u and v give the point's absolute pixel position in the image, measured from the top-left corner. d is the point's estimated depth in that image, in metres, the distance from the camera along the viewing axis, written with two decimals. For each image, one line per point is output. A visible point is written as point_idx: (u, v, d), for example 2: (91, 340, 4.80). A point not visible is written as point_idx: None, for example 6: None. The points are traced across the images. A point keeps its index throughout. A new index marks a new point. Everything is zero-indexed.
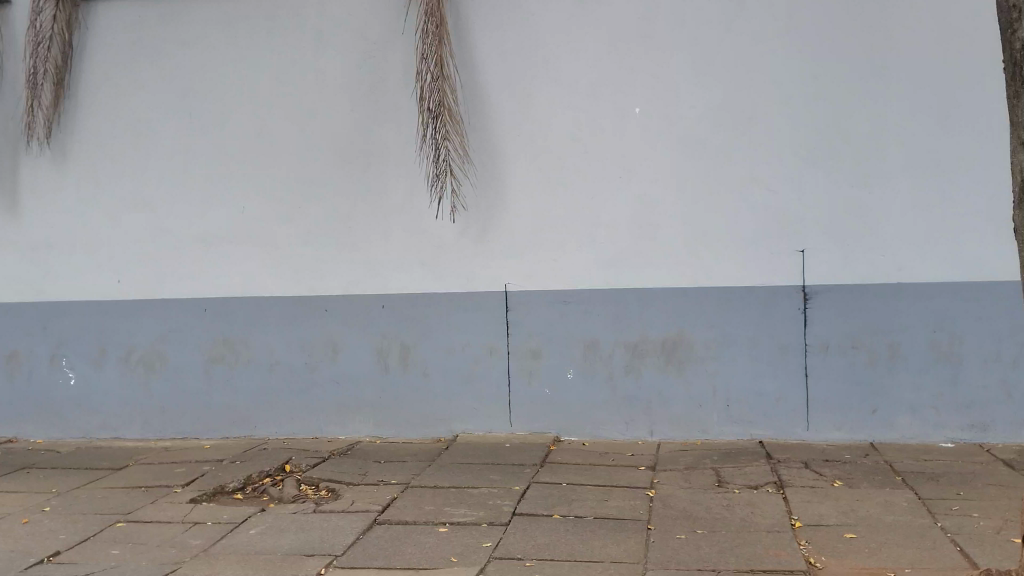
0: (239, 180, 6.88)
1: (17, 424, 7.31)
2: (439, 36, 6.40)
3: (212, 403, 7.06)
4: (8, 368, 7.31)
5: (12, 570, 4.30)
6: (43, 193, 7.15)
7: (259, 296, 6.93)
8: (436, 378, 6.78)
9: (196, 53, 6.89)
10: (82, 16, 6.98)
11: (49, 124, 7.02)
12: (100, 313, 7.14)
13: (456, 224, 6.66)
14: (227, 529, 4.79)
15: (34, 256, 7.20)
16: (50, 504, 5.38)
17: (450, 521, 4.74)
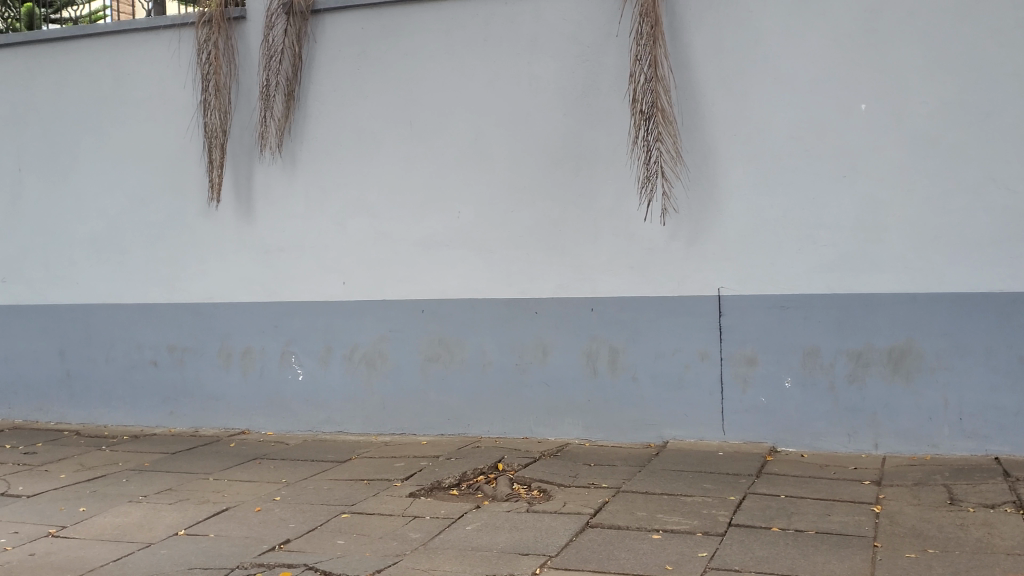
0: (455, 185, 7.06)
1: (250, 416, 7.75)
2: (653, 36, 6.42)
3: (428, 401, 7.26)
4: (242, 364, 7.74)
5: (248, 556, 4.55)
6: (274, 199, 7.56)
7: (473, 298, 7.08)
8: (648, 382, 6.72)
9: (416, 62, 7.10)
10: (311, 30, 7.34)
11: (280, 133, 7.44)
12: (325, 312, 7.48)
13: (666, 227, 6.58)
14: (444, 524, 4.90)
15: (266, 258, 7.62)
16: (280, 494, 5.67)
17: (665, 528, 4.67)
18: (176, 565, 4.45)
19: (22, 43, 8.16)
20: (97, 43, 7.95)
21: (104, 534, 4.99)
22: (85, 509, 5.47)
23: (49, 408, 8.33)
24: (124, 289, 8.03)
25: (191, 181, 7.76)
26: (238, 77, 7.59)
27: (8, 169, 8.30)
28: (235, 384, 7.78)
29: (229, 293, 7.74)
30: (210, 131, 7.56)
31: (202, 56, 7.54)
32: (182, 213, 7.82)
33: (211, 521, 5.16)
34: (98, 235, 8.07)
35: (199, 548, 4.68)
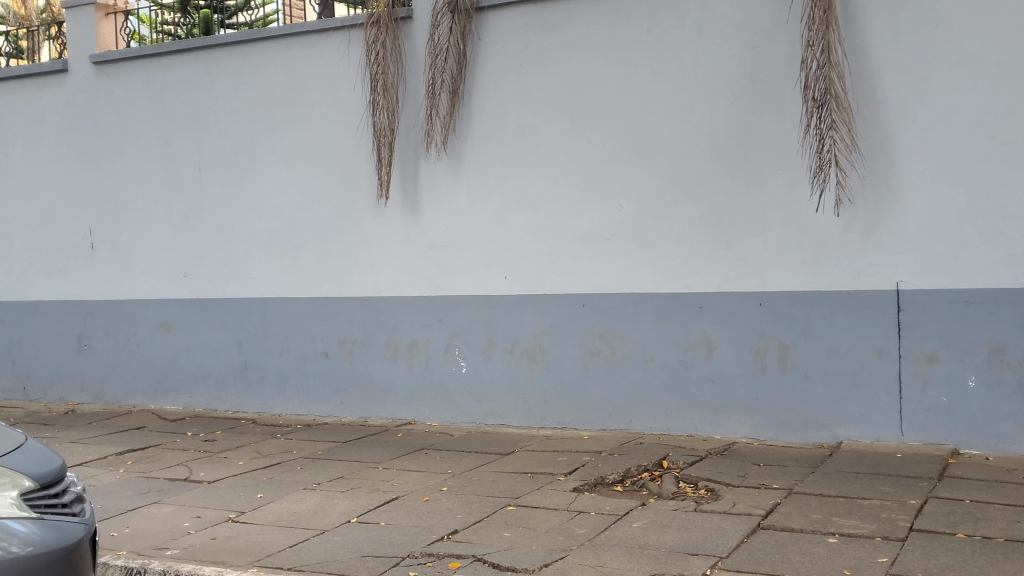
0: (618, 178, 7.00)
1: (415, 409, 7.89)
2: (826, 21, 6.22)
3: (590, 396, 7.23)
4: (408, 356, 7.89)
5: (418, 545, 4.62)
6: (440, 194, 7.68)
7: (636, 292, 7.01)
8: (819, 380, 6.51)
9: (579, 56, 7.08)
10: (475, 27, 7.42)
11: (446, 130, 7.54)
12: (488, 306, 7.54)
13: (840, 218, 6.35)
14: (611, 521, 4.87)
15: (432, 253, 7.74)
16: (447, 485, 5.75)
17: (841, 532, 4.51)
18: (349, 552, 4.56)
19: (203, 48, 8.55)
20: (271, 46, 8.25)
21: (281, 520, 5.17)
22: (262, 496, 5.68)
23: (227, 397, 8.69)
24: (297, 284, 8.32)
25: (360, 178, 7.97)
26: (405, 75, 7.74)
27: (189, 169, 8.70)
28: (401, 377, 7.94)
29: (396, 288, 7.91)
30: (378, 129, 7.74)
31: (370, 56, 7.72)
32: (351, 209, 8.03)
33: (381, 510, 5.27)
34: (272, 232, 8.38)
35: (371, 536, 4.79)
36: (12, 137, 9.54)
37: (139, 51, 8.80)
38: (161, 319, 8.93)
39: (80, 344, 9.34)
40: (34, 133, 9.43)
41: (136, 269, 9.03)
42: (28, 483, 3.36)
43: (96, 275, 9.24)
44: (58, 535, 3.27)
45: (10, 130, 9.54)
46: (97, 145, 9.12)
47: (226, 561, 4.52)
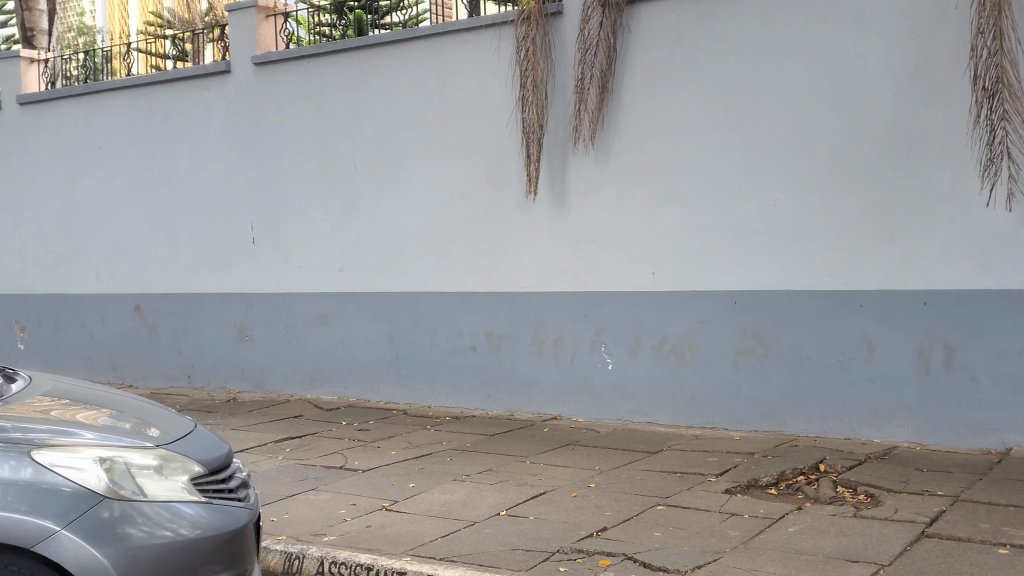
0: (772, 172, 6.83)
1: (562, 404, 7.89)
2: (997, 6, 5.93)
3: (741, 395, 7.08)
4: (555, 352, 7.90)
5: (568, 541, 4.62)
6: (588, 189, 7.65)
7: (791, 290, 6.83)
8: (987, 384, 6.20)
9: (733, 48, 6.95)
10: (626, 21, 7.35)
11: (594, 125, 7.51)
12: (636, 302, 7.47)
13: (1012, 212, 6.05)
14: (765, 524, 4.75)
15: (580, 249, 7.72)
16: (595, 481, 5.73)
17: (1013, 543, 4.28)
18: (499, 545, 4.59)
19: (358, 47, 8.76)
20: (423, 45, 8.39)
21: (432, 510, 5.25)
22: (414, 486, 5.79)
23: (378, 388, 8.88)
24: (446, 279, 8.43)
25: (509, 174, 8.02)
26: (554, 71, 7.74)
27: (344, 166, 8.93)
28: (547, 372, 7.95)
29: (544, 283, 7.92)
30: (527, 126, 7.76)
31: (520, 52, 7.74)
32: (500, 205, 8.08)
33: (530, 504, 5.30)
34: (422, 227, 8.52)
35: (521, 530, 4.81)
36: (178, 136, 10.00)
37: (297, 52, 9.09)
38: (317, 312, 9.19)
39: (241, 334, 9.72)
40: (199, 132, 9.85)
41: (293, 263, 9.33)
42: (198, 468, 3.50)
43: (256, 269, 9.59)
44: (226, 519, 3.40)
45: (177, 130, 10.00)
46: (258, 144, 9.46)
47: (380, 549, 4.61)
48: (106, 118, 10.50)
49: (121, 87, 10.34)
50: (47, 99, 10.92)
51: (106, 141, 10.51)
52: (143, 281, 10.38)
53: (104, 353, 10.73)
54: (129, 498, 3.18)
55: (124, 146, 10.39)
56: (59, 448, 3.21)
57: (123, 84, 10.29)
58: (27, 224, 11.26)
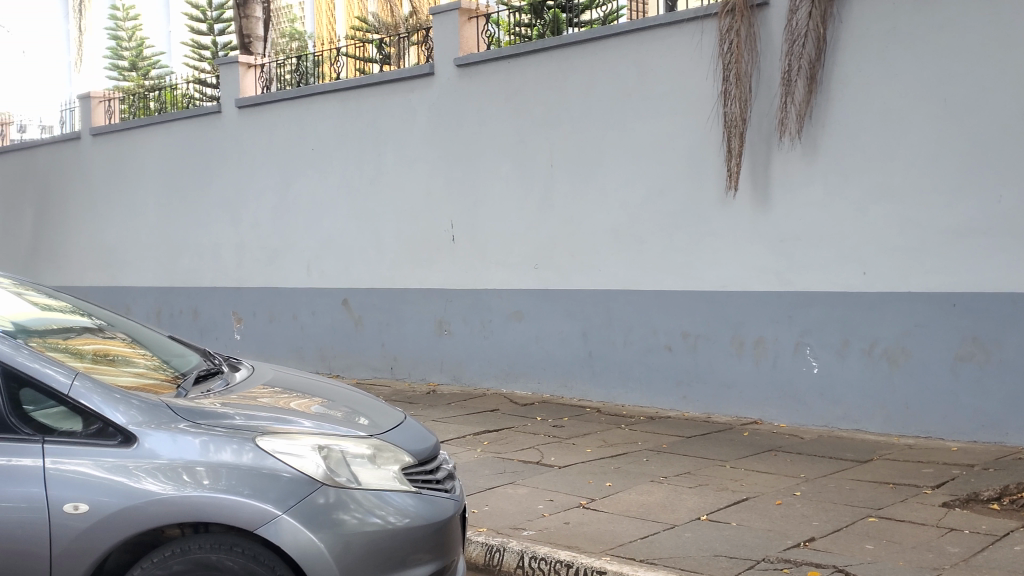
0: (996, 167, 6.43)
1: (763, 408, 7.67)
2: None
3: (958, 403, 6.70)
4: (756, 353, 7.69)
5: (773, 549, 4.47)
6: (794, 185, 7.41)
7: (1016, 293, 6.40)
8: None
9: (954, 35, 6.59)
10: (837, 11, 7.09)
11: (801, 119, 7.26)
12: (844, 303, 7.19)
13: None
14: (989, 542, 4.46)
15: (783, 248, 7.49)
16: (800, 489, 5.53)
17: None
18: (702, 550, 4.49)
19: (558, 46, 8.79)
20: (623, 41, 8.34)
21: (631, 510, 5.20)
22: (612, 485, 5.75)
23: (572, 385, 8.88)
24: (643, 277, 8.34)
25: (710, 170, 7.85)
26: (759, 64, 7.54)
27: (542, 164, 8.98)
28: (748, 373, 7.75)
29: (744, 283, 7.73)
30: (730, 120, 7.55)
31: (724, 45, 7.57)
32: (700, 202, 7.93)
33: (732, 509, 5.16)
34: (619, 225, 8.46)
35: (724, 536, 4.70)
36: (384, 136, 10.32)
37: (498, 53, 9.21)
38: (513, 308, 9.28)
39: (439, 329, 9.93)
40: (403, 131, 10.13)
41: (491, 260, 9.46)
42: (408, 459, 3.58)
43: (455, 265, 9.78)
44: (434, 509, 3.46)
45: (382, 130, 10.32)
46: (459, 142, 9.64)
47: (580, 547, 4.60)
48: (316, 120, 10.96)
49: (331, 90, 10.77)
50: (264, 103, 11.51)
51: (316, 142, 10.97)
52: (350, 276, 10.78)
53: (312, 343, 11.21)
54: (343, 485, 3.28)
55: (333, 146, 10.82)
56: (279, 435, 3.34)
57: (333, 87, 10.72)
58: (244, 220, 11.90)
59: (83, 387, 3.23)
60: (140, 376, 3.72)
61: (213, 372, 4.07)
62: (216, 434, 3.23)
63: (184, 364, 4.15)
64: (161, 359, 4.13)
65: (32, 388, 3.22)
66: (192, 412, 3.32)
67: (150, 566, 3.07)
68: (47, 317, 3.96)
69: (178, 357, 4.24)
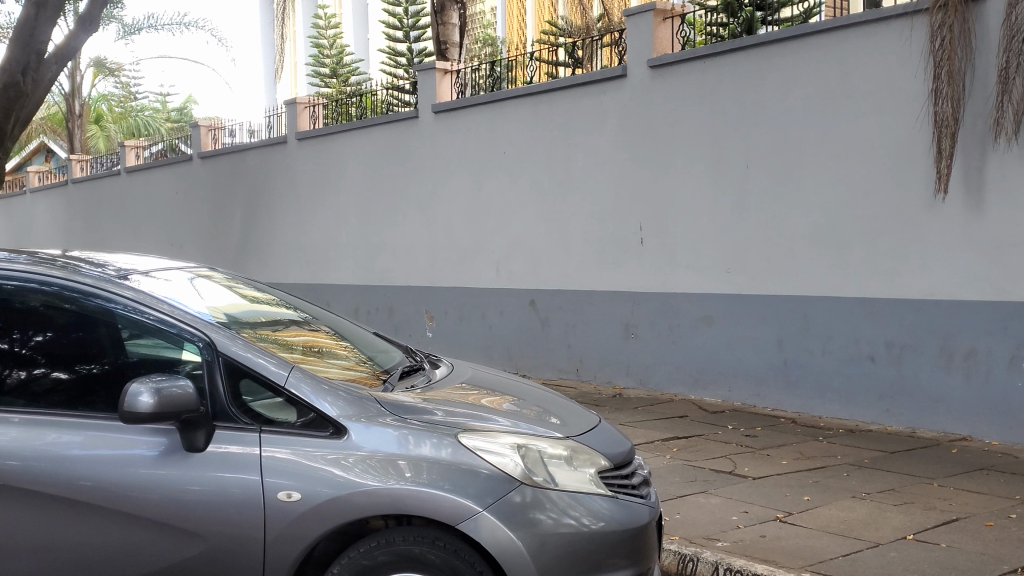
0: None
1: (972, 424, 7.25)
2: None
3: None
4: (965, 366, 7.27)
5: None
6: (1011, 189, 6.98)
7: None
8: None
9: None
10: None
11: (1019, 118, 6.84)
12: None
13: None
14: None
15: (997, 255, 7.06)
16: (1016, 512, 5.18)
17: None
18: (908, 572, 4.27)
19: (755, 45, 8.59)
20: (825, 40, 8.06)
21: (831, 526, 5.00)
22: (809, 499, 5.55)
23: (765, 394, 8.65)
24: (842, 284, 8.03)
25: (918, 173, 7.49)
26: (973, 61, 7.14)
27: (736, 166, 8.79)
28: (956, 387, 7.34)
29: (953, 291, 7.33)
30: (940, 120, 7.20)
31: (935, 41, 7.21)
32: (906, 206, 7.58)
33: (940, 530, 4.89)
34: (818, 229, 8.18)
35: (933, 557, 4.46)
36: (575, 138, 10.33)
37: (694, 53, 9.08)
38: (703, 313, 9.12)
39: (626, 332, 9.87)
40: (595, 134, 10.12)
41: (681, 263, 9.33)
42: (604, 462, 3.55)
43: (644, 268, 9.69)
44: (631, 514, 3.42)
45: (573, 133, 10.35)
46: (651, 144, 9.56)
47: (777, 561, 4.46)
48: (509, 123, 11.10)
49: (524, 94, 10.87)
50: (458, 107, 11.75)
51: (508, 145, 11.11)
52: (539, 277, 10.86)
53: (500, 343, 11.35)
54: (541, 485, 3.29)
55: (524, 150, 10.93)
56: (478, 432, 3.38)
57: (526, 91, 10.82)
58: (437, 222, 12.18)
59: (296, 378, 3.36)
60: (346, 370, 3.84)
61: (415, 368, 4.18)
62: (418, 429, 3.30)
63: (387, 360, 4.27)
64: (365, 354, 4.26)
65: (250, 378, 3.34)
66: (396, 406, 3.41)
67: (356, 556, 3.16)
68: (258, 310, 4.14)
69: (381, 353, 4.37)
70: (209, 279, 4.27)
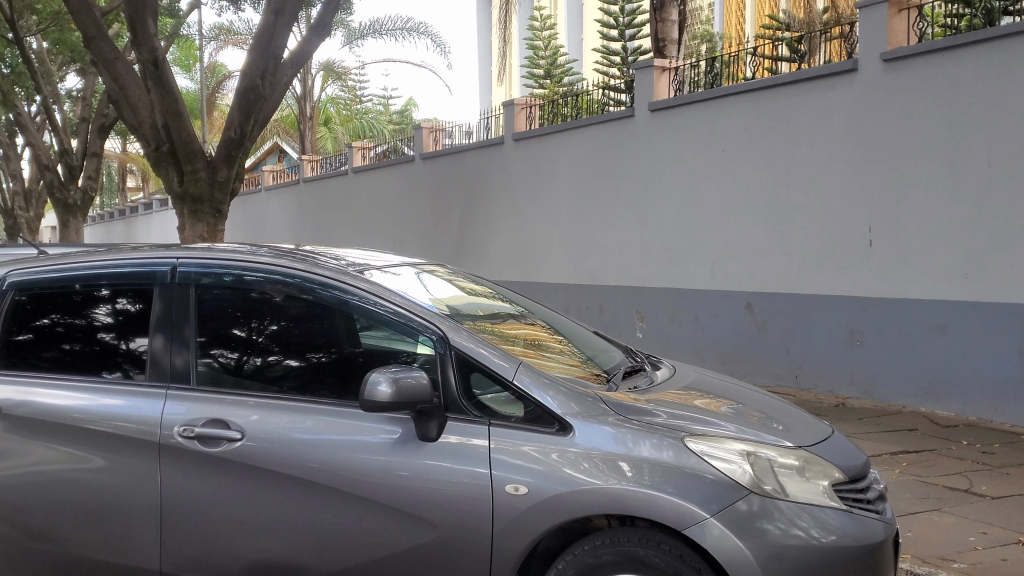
0: None
1: None
2: None
3: None
4: None
5: None
6: None
7: None
8: None
9: None
10: None
11: None
12: None
13: None
14: None
15: None
16: None
17: None
18: None
19: (1001, 36, 8.06)
20: None
21: None
22: None
23: (1005, 409, 8.07)
24: None
25: None
26: None
27: (977, 165, 8.26)
28: None
29: None
30: None
31: None
32: None
33: None
34: None
35: None
36: (799, 136, 10.00)
37: (930, 46, 8.61)
38: (936, 320, 8.61)
39: (850, 338, 9.46)
40: (820, 131, 9.76)
41: (913, 267, 8.85)
42: (838, 474, 3.39)
43: (871, 272, 9.27)
44: (867, 530, 3.24)
45: (797, 131, 10.01)
46: (881, 142, 9.13)
47: None
48: (728, 121, 10.86)
49: (745, 91, 10.62)
50: (676, 105, 11.59)
51: (727, 144, 10.88)
52: (757, 279, 10.57)
53: (714, 346, 11.12)
54: (770, 494, 3.16)
55: (744, 148, 10.66)
56: (704, 437, 3.28)
57: (747, 87, 10.56)
58: (652, 221, 12.07)
59: (524, 375, 3.37)
60: (569, 367, 3.84)
61: (637, 369, 4.13)
62: (642, 429, 3.25)
63: (608, 360, 4.24)
64: (585, 352, 4.26)
65: (480, 372, 3.39)
66: (620, 406, 3.37)
67: (581, 553, 3.15)
68: (480, 304, 4.20)
69: (602, 353, 4.35)
70: (432, 273, 4.37)
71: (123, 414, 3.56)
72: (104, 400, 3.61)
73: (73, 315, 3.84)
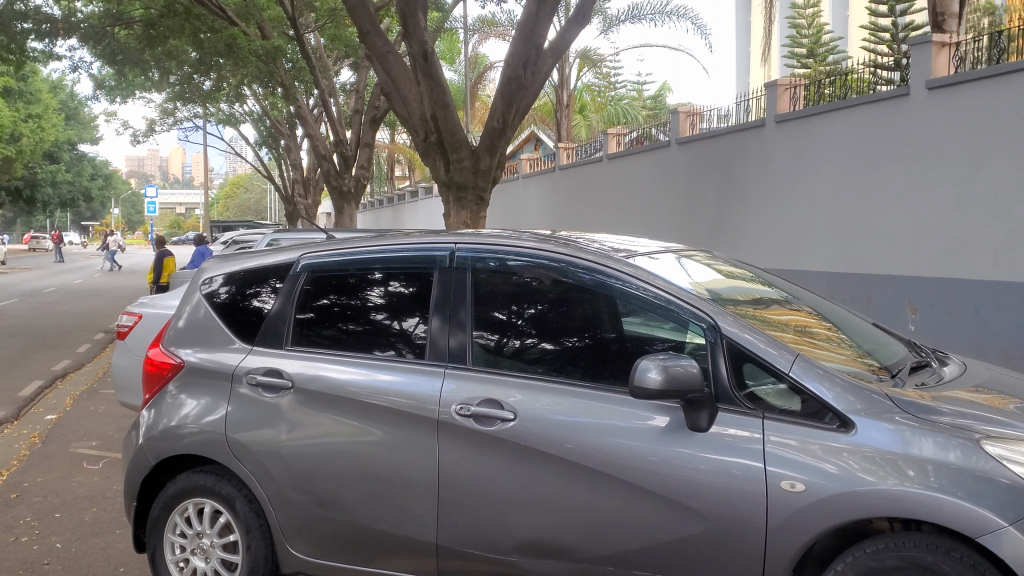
0: None
1: None
2: None
3: None
4: None
5: None
6: None
7: None
8: None
9: None
10: None
11: None
12: None
13: None
14: None
15: None
16: None
17: None
18: None
19: None
20: None
21: None
22: None
23: None
24: None
25: None
26: None
27: None
28: None
29: None
30: None
31: None
32: None
33: None
34: None
35: None
36: None
37: None
38: None
39: None
40: None
41: None
42: None
43: None
44: None
45: None
46: None
47: None
48: (1014, 99, 10.05)
49: None
50: (957, 83, 10.84)
51: (1013, 123, 10.06)
52: None
53: (994, 340, 10.34)
54: None
55: None
56: (999, 438, 3.01)
57: None
58: (926, 207, 11.37)
59: (801, 366, 3.23)
60: (845, 359, 3.66)
61: (921, 365, 3.88)
62: (925, 426, 3.04)
63: (889, 354, 4.01)
64: (862, 345, 4.05)
65: (752, 362, 3.28)
66: (904, 402, 3.16)
67: (862, 556, 3.00)
68: (744, 289, 4.08)
69: (881, 346, 4.12)
70: (693, 258, 4.28)
71: (400, 390, 3.71)
72: (378, 375, 3.79)
73: (349, 296, 4.05)
